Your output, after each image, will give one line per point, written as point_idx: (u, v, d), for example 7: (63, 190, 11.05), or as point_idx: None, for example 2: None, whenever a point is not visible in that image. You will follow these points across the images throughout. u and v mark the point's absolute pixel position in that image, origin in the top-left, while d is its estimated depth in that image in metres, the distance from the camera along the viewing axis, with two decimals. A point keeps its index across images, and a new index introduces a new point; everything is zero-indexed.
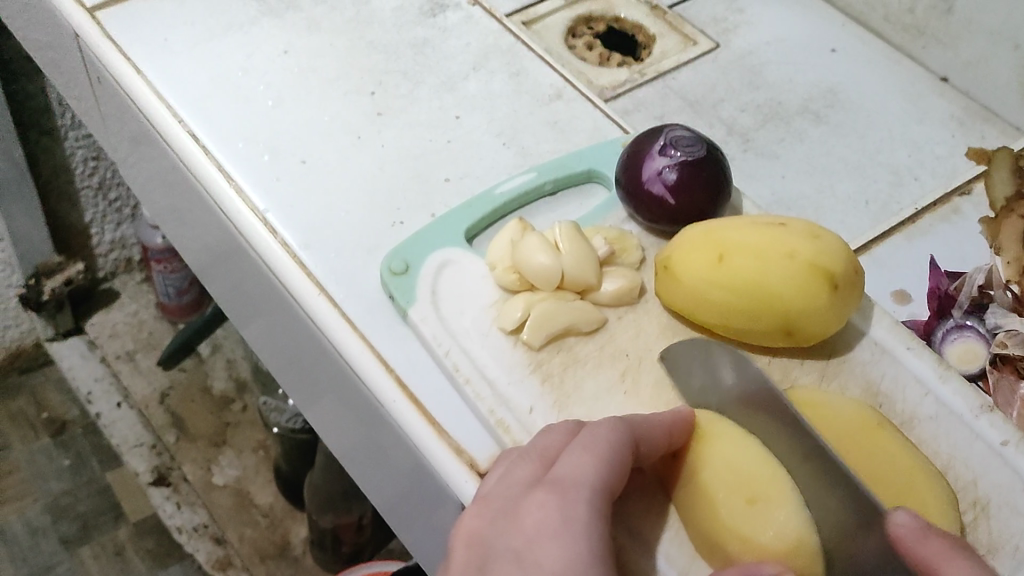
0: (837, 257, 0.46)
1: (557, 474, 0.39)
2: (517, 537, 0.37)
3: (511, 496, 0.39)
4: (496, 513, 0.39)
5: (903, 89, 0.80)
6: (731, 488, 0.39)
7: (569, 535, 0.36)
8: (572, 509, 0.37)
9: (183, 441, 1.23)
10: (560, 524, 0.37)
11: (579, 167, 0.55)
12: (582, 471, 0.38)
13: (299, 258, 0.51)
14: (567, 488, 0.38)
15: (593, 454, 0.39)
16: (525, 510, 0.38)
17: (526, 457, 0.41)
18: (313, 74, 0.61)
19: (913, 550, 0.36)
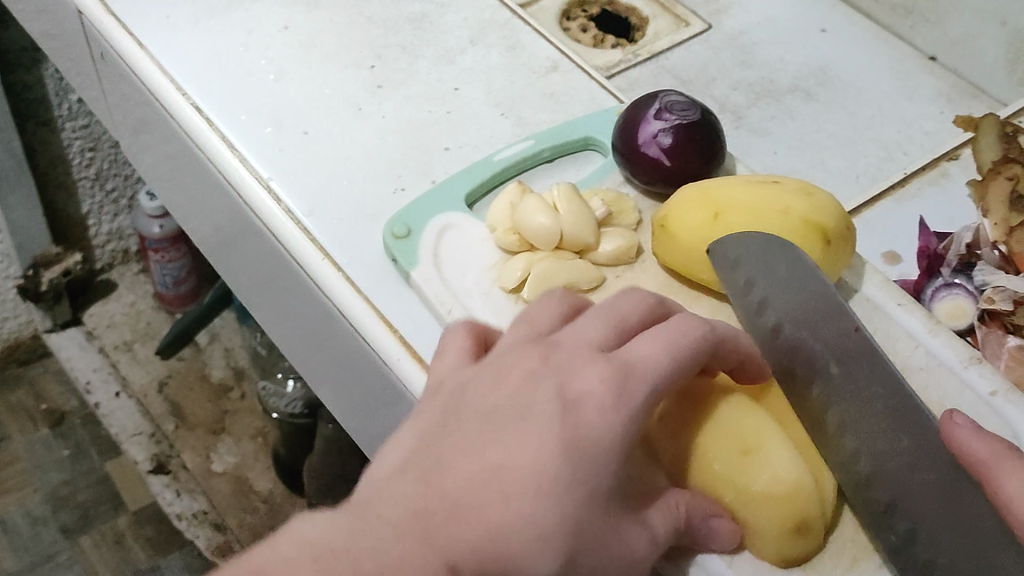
0: (829, 213, 0.47)
1: (628, 354, 0.37)
2: (564, 387, 0.36)
3: (577, 351, 0.38)
4: (551, 363, 0.37)
5: (893, 67, 0.81)
6: (721, 445, 0.39)
7: (619, 410, 0.35)
8: (630, 390, 0.36)
9: (181, 430, 1.24)
10: (610, 403, 0.35)
11: (577, 134, 0.57)
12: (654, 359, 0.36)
13: (303, 224, 0.52)
14: (634, 373, 0.36)
15: (669, 344, 0.37)
16: (585, 373, 0.36)
17: (603, 318, 0.39)
18: (313, 49, 0.62)
19: (966, 447, 0.37)
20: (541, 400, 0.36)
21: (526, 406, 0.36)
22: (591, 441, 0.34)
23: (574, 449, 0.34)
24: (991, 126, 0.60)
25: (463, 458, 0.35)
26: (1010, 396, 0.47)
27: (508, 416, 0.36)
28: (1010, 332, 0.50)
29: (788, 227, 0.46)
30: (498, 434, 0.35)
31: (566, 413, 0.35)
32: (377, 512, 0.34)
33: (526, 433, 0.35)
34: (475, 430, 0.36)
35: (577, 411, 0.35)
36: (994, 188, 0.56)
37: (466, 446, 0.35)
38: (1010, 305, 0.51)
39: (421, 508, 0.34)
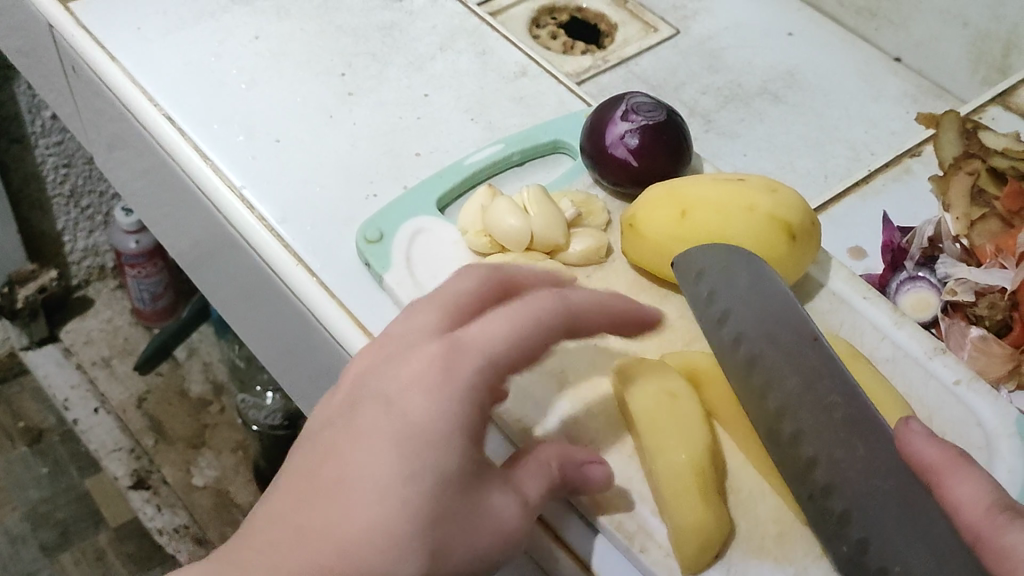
0: (793, 209, 0.48)
1: (460, 336, 0.36)
2: (395, 383, 0.35)
3: (411, 338, 0.37)
4: (392, 358, 0.37)
5: (858, 68, 0.82)
6: (677, 477, 0.40)
7: (443, 399, 0.34)
8: (456, 373, 0.35)
9: (161, 444, 1.24)
10: (439, 387, 0.35)
11: (546, 138, 0.57)
12: (493, 339, 0.36)
13: (276, 231, 0.53)
14: (466, 351, 0.36)
15: (507, 323, 0.36)
16: (411, 363, 0.36)
17: (432, 297, 0.39)
18: (284, 58, 0.63)
19: (919, 454, 0.37)
20: (389, 397, 0.35)
21: (359, 418, 0.35)
22: (421, 432, 0.34)
23: (409, 443, 0.33)
24: (953, 123, 0.61)
25: (323, 480, 0.34)
26: (974, 385, 0.48)
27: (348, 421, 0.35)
28: (972, 323, 0.51)
29: (754, 223, 0.47)
30: (349, 438, 0.35)
31: (392, 415, 0.34)
32: (242, 558, 0.33)
33: (364, 437, 0.34)
34: (320, 446, 0.35)
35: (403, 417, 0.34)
36: (957, 184, 0.57)
37: (316, 463, 0.34)
38: (971, 296, 0.52)
39: (266, 542, 0.33)
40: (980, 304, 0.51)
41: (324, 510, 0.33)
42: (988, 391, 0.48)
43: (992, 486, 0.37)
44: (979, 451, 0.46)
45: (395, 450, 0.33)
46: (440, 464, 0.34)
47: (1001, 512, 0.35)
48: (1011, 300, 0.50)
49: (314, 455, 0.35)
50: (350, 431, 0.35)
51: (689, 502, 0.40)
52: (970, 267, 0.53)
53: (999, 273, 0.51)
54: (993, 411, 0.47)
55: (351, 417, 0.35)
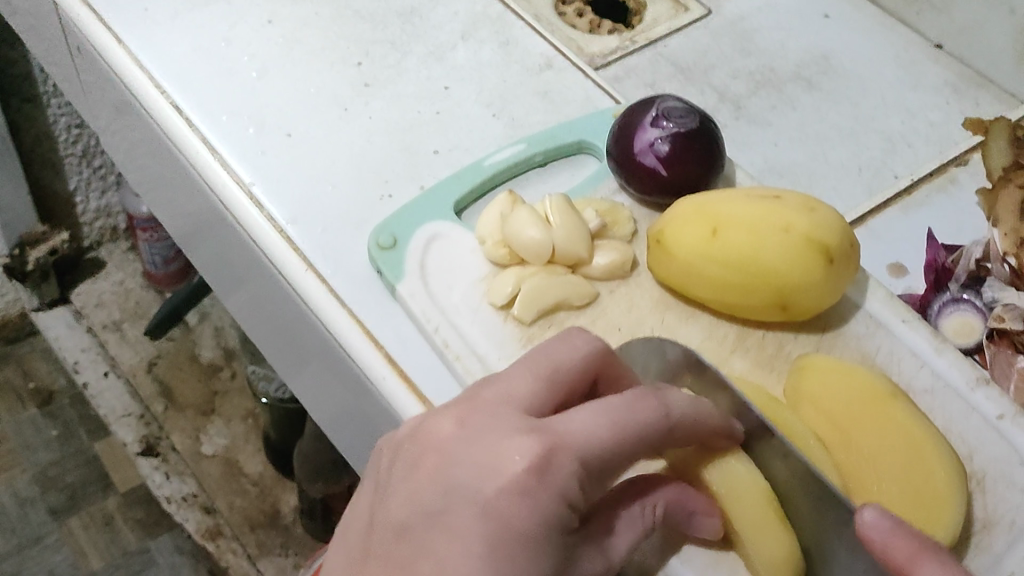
0: (833, 230, 0.45)
1: (556, 429, 0.33)
2: (480, 477, 0.33)
3: (499, 418, 0.34)
4: (476, 445, 0.34)
5: (898, 54, 0.79)
6: (752, 510, 0.39)
7: (535, 502, 0.32)
8: (552, 475, 0.32)
9: (170, 411, 1.22)
10: (529, 490, 0.32)
11: (569, 138, 0.54)
12: (594, 437, 0.34)
13: (285, 232, 0.50)
14: (564, 449, 0.33)
15: (608, 422, 0.34)
16: (502, 455, 0.33)
17: (530, 369, 0.36)
18: (298, 43, 0.60)
19: (887, 555, 0.34)
20: (476, 494, 0.33)
21: (455, 506, 0.33)
22: (511, 541, 0.32)
23: (504, 554, 0.31)
24: None
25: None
26: (1018, 420, 0.45)
27: (432, 509, 0.33)
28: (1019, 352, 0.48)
29: (790, 246, 0.44)
30: (431, 533, 0.33)
31: (484, 515, 0.32)
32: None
33: (449, 536, 0.32)
34: (405, 529, 0.33)
35: (492, 524, 0.32)
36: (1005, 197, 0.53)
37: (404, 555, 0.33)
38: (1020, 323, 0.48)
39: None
40: None
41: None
42: None
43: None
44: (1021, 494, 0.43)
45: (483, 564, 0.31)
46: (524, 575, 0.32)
47: None
48: None
49: (394, 546, 0.33)
50: (434, 521, 0.33)
51: (772, 537, 0.39)
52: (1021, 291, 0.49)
53: None
54: None
55: (440, 506, 0.33)
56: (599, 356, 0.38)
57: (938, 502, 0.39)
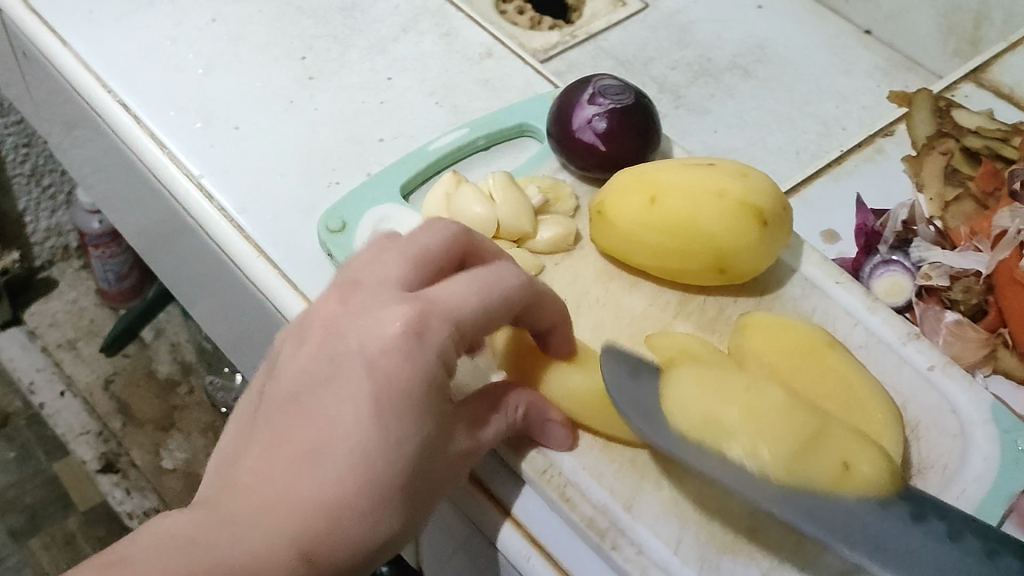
0: (765, 194, 0.47)
1: (429, 297, 0.36)
2: (365, 343, 0.34)
3: (377, 293, 0.36)
4: (360, 332, 0.35)
5: (830, 41, 0.81)
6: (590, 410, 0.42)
7: (416, 356, 0.34)
8: (431, 334, 0.35)
9: (129, 427, 1.21)
10: (417, 343, 0.34)
11: (511, 122, 0.56)
12: (464, 302, 0.36)
13: (237, 222, 0.51)
14: (437, 314, 0.35)
15: (477, 291, 0.36)
16: (383, 319, 0.35)
17: (399, 252, 0.38)
18: (242, 41, 0.61)
19: None
20: (361, 356, 0.34)
21: (343, 370, 0.34)
22: (395, 394, 0.34)
23: (384, 405, 0.33)
24: (925, 101, 0.60)
25: (291, 447, 0.33)
26: (949, 370, 0.47)
27: (309, 385, 0.34)
28: (947, 307, 0.50)
29: (725, 210, 0.46)
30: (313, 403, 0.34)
31: (372, 371, 0.34)
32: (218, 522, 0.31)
33: (332, 399, 0.34)
34: (281, 414, 0.34)
35: (382, 376, 0.34)
36: (930, 163, 0.56)
37: (283, 426, 0.33)
38: (946, 280, 0.50)
39: (235, 505, 0.32)
40: (955, 289, 0.50)
41: (298, 476, 0.32)
42: (963, 376, 0.47)
43: None
44: (952, 439, 0.45)
45: (373, 423, 0.33)
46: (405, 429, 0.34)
47: None
48: (986, 283, 0.50)
49: (269, 423, 0.34)
50: (315, 392, 0.34)
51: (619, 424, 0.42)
52: (945, 251, 0.51)
53: (975, 256, 0.50)
54: (966, 398, 0.46)
55: (326, 369, 0.34)
56: (484, 269, 0.37)
57: (876, 443, 0.41)
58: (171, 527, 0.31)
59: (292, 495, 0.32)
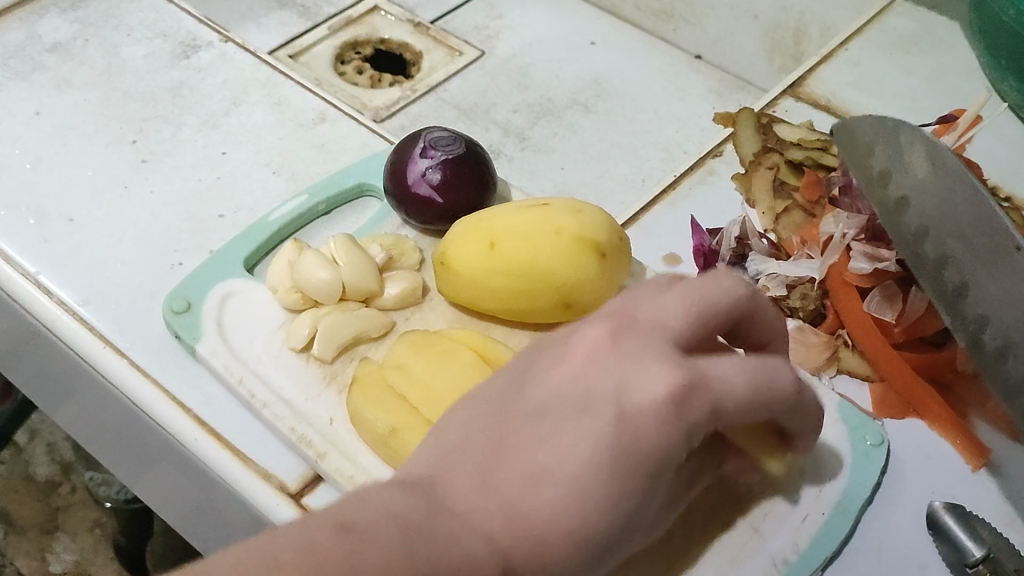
0: (600, 227, 0.48)
1: (636, 315, 0.35)
2: (630, 319, 0.35)
3: (648, 340, 0.33)
4: (544, 348, 0.35)
5: (662, 68, 0.82)
6: None
7: (672, 428, 0.31)
8: (689, 413, 0.32)
9: (11, 535, 1.11)
10: (668, 407, 0.31)
11: (349, 183, 0.56)
12: (733, 391, 0.33)
13: (78, 314, 0.50)
14: (705, 390, 0.32)
15: (751, 379, 0.34)
16: (645, 376, 0.32)
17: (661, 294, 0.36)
18: (69, 131, 0.60)
19: None
20: (537, 378, 0.34)
21: (575, 415, 0.32)
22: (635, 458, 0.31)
23: (591, 378, 0.33)
24: (748, 120, 0.62)
25: (535, 433, 0.32)
26: (795, 377, 0.49)
27: (528, 366, 0.35)
28: (788, 316, 0.51)
29: (562, 247, 0.47)
30: (530, 412, 0.33)
31: (619, 426, 0.31)
32: (428, 500, 0.32)
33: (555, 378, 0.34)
34: (503, 401, 0.34)
35: (628, 424, 0.31)
36: (758, 179, 0.58)
37: (487, 414, 0.34)
38: (783, 289, 0.51)
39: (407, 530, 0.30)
40: (793, 297, 0.51)
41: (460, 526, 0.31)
42: (810, 382, 0.48)
43: None
44: None
45: (606, 456, 0.31)
46: (598, 394, 0.32)
47: None
48: (820, 288, 0.51)
49: (500, 404, 0.34)
50: (555, 373, 0.34)
51: None
52: (779, 261, 0.53)
53: (807, 263, 0.52)
54: (814, 400, 0.48)
55: (565, 385, 0.33)
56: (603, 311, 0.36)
57: None
58: (377, 505, 0.31)
59: (456, 452, 0.33)
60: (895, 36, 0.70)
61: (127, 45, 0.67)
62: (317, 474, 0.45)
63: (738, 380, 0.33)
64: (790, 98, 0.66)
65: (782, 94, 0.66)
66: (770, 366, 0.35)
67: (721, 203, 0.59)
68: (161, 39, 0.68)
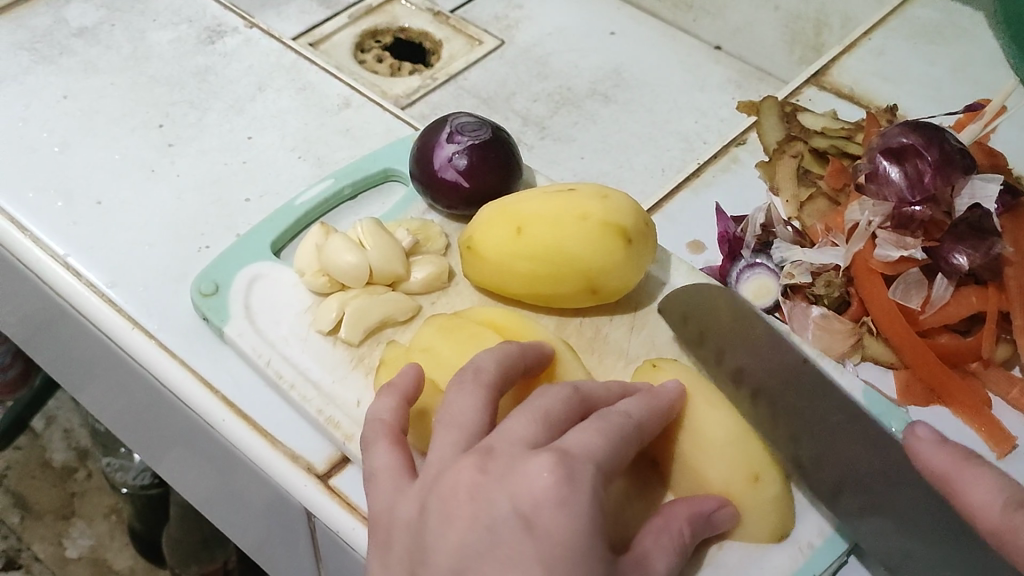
0: (626, 212, 0.48)
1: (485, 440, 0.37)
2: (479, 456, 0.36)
3: (509, 448, 0.36)
4: (422, 488, 0.37)
5: (682, 59, 0.82)
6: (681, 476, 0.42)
7: (575, 505, 0.34)
8: (579, 480, 0.34)
9: (28, 520, 1.11)
10: (565, 495, 0.34)
11: (375, 168, 0.57)
12: (595, 448, 0.36)
13: (107, 296, 0.51)
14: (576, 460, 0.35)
15: (595, 430, 0.37)
16: (528, 471, 0.34)
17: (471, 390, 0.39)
18: (96, 115, 0.60)
19: (932, 463, 0.37)
20: (441, 487, 0.36)
21: (494, 539, 0.33)
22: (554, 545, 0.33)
23: (489, 480, 0.35)
24: (772, 108, 0.62)
25: (442, 537, 0.34)
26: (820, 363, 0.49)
27: (430, 467, 0.38)
28: (812, 303, 0.52)
29: (589, 232, 0.47)
30: (437, 518, 0.35)
31: (527, 525, 0.33)
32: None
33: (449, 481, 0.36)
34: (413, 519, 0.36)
35: (536, 518, 0.33)
36: (783, 167, 0.58)
37: (410, 562, 0.35)
38: (808, 276, 0.52)
39: None
40: (818, 284, 0.51)
41: None
42: (834, 368, 0.49)
43: (1003, 481, 0.35)
44: None
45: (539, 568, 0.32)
46: (498, 515, 0.34)
47: (1015, 509, 0.34)
48: (845, 275, 0.52)
49: (412, 524, 0.36)
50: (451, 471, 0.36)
51: None
52: (803, 249, 0.53)
53: (832, 250, 0.52)
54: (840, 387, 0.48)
55: (456, 486, 0.35)
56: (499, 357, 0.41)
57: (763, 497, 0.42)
58: None
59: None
60: (919, 25, 0.70)
61: (152, 31, 0.68)
62: (344, 455, 0.46)
63: (591, 442, 0.37)
64: (814, 87, 0.66)
65: (805, 84, 0.66)
66: (610, 415, 0.39)
67: (745, 191, 0.59)
68: (187, 25, 0.68)
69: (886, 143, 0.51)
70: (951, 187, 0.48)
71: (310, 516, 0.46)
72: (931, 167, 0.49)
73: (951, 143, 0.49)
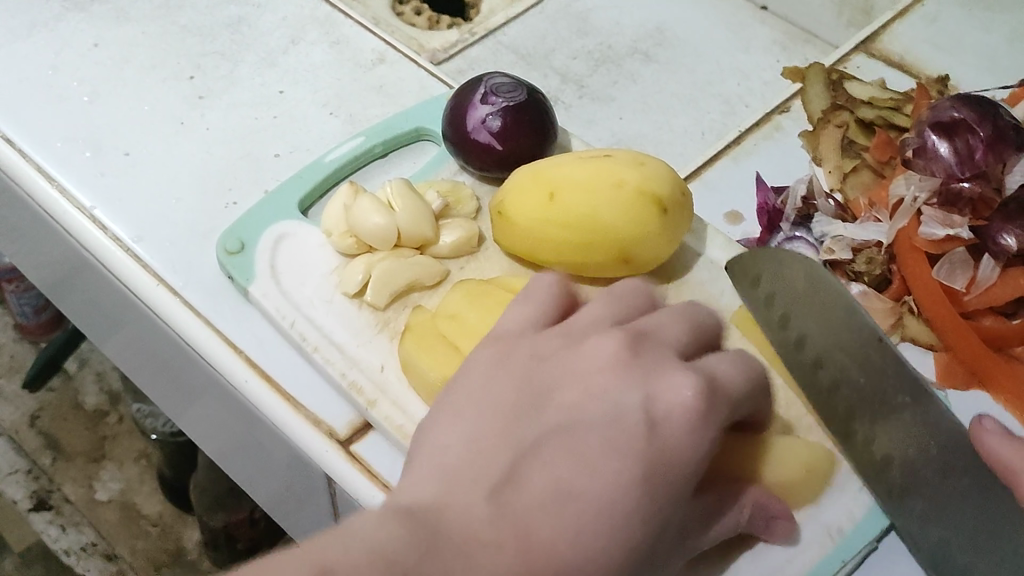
0: (663, 182, 0.46)
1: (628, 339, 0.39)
2: (583, 392, 0.36)
3: (656, 359, 0.38)
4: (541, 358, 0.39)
5: (728, 13, 0.78)
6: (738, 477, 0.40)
7: (701, 431, 0.35)
8: (713, 407, 0.36)
9: (60, 463, 1.11)
10: (699, 419, 0.35)
11: (407, 126, 0.55)
12: (736, 382, 0.38)
13: (132, 251, 0.50)
14: (717, 392, 0.37)
15: (745, 378, 0.38)
16: (670, 385, 0.36)
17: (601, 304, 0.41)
18: (127, 65, 0.60)
19: None
20: (564, 371, 0.37)
21: (618, 425, 0.35)
22: (670, 458, 0.34)
23: (614, 384, 0.36)
24: (818, 76, 0.60)
25: (557, 420, 0.36)
26: None
27: (553, 352, 0.39)
28: (852, 280, 0.50)
29: (623, 200, 0.45)
30: (550, 406, 0.36)
31: (653, 429, 0.35)
32: (424, 529, 0.31)
33: (571, 374, 0.37)
34: (517, 395, 0.37)
35: (665, 422, 0.35)
36: (826, 137, 0.56)
37: (504, 422, 0.36)
38: (849, 253, 0.50)
39: (480, 514, 0.32)
40: (859, 260, 0.50)
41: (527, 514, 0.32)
42: None
43: None
44: None
45: (647, 462, 0.34)
46: (625, 407, 0.35)
47: None
48: (887, 253, 0.50)
49: (524, 396, 0.37)
50: (570, 366, 0.38)
51: None
52: (845, 223, 0.51)
53: (875, 226, 0.50)
54: None
55: (586, 382, 0.37)
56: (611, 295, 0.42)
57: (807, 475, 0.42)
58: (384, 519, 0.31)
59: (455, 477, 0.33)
60: None
61: None
62: (366, 420, 0.45)
63: (736, 374, 0.38)
64: (862, 54, 0.64)
65: (853, 50, 0.64)
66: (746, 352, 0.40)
67: (785, 163, 0.57)
68: None
69: (936, 116, 0.49)
70: (1002, 165, 0.47)
71: (331, 481, 0.46)
72: (983, 143, 0.47)
73: (1004, 119, 0.47)
